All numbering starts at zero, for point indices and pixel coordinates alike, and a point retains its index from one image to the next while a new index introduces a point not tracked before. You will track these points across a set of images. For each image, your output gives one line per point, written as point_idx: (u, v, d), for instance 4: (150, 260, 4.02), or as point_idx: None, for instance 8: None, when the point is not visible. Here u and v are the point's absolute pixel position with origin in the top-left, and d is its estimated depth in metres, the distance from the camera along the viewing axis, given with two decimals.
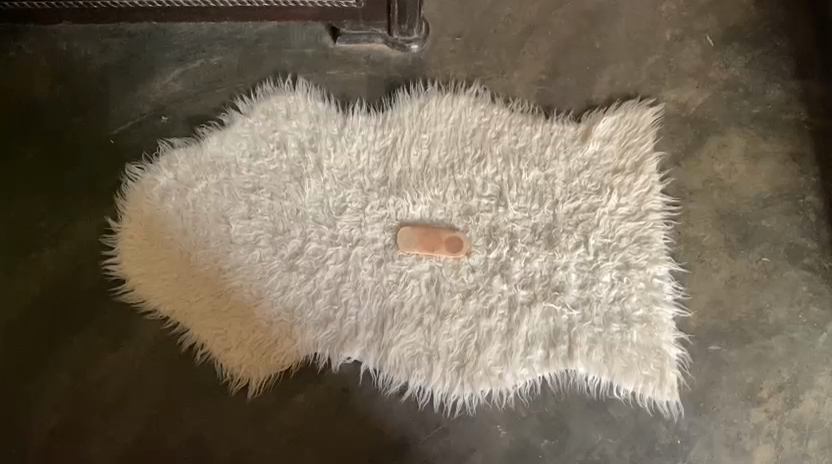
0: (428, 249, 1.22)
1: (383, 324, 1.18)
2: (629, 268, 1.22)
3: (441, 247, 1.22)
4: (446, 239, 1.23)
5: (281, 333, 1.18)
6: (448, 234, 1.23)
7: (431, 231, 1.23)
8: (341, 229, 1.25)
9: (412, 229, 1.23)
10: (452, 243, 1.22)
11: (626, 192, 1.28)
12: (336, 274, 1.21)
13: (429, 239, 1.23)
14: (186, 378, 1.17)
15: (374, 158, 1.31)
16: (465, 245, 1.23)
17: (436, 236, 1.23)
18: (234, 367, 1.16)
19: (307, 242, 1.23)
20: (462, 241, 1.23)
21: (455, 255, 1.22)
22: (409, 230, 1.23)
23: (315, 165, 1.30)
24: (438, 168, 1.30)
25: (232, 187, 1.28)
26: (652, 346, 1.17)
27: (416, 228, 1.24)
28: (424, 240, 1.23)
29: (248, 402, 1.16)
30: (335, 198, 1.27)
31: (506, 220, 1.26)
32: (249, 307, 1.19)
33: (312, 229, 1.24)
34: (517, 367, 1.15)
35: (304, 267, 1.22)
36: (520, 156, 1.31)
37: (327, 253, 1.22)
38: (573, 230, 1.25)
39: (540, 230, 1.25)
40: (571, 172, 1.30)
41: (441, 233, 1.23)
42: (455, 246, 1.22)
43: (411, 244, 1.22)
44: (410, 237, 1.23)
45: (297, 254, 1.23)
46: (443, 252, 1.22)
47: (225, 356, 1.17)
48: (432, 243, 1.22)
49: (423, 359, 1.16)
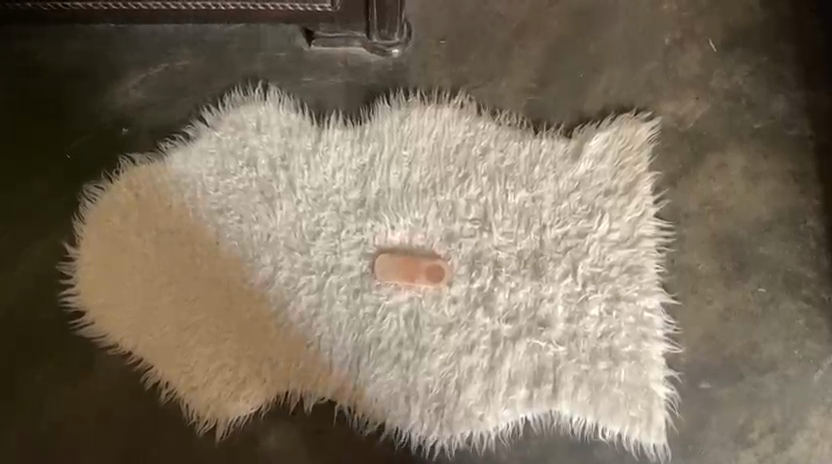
0: (409, 278, 1.15)
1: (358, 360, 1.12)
2: (619, 300, 1.16)
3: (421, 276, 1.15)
4: (428, 267, 1.16)
5: (251, 371, 1.11)
6: (429, 261, 1.16)
7: (412, 258, 1.16)
8: (314, 256, 1.17)
9: (392, 256, 1.16)
10: (434, 270, 1.16)
11: (617, 216, 1.21)
12: (309, 305, 1.14)
13: (410, 267, 1.15)
14: (152, 417, 1.11)
15: (351, 177, 1.22)
16: (447, 273, 1.16)
17: (417, 263, 1.16)
18: (202, 407, 1.11)
19: (278, 270, 1.16)
20: (444, 269, 1.16)
21: (437, 284, 1.15)
22: (389, 257, 1.16)
23: (287, 185, 1.21)
24: (419, 188, 1.21)
25: (198, 209, 1.19)
26: (640, 385, 1.12)
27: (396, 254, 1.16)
28: (404, 268, 1.15)
29: (216, 444, 1.10)
30: (308, 221, 1.19)
31: (490, 247, 1.18)
32: (217, 342, 1.13)
33: (284, 256, 1.17)
34: (499, 407, 1.10)
35: (276, 298, 1.15)
36: (507, 176, 1.22)
37: (300, 282, 1.15)
38: (560, 258, 1.18)
39: (526, 258, 1.18)
40: (561, 193, 1.22)
41: (421, 261, 1.16)
42: (437, 275, 1.16)
43: (390, 273, 1.15)
44: (389, 265, 1.16)
45: (267, 283, 1.15)
46: (424, 281, 1.15)
47: (192, 395, 1.11)
48: (412, 271, 1.15)
49: (400, 399, 1.10)
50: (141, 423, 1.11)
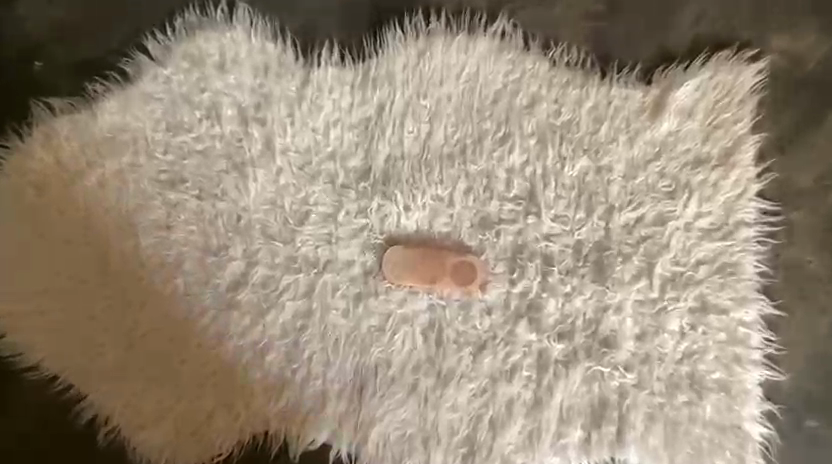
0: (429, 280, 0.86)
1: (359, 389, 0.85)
2: (707, 312, 0.88)
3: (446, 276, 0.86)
4: (456, 266, 0.86)
5: (217, 405, 0.84)
6: (458, 257, 0.86)
7: (435, 253, 0.86)
8: (301, 247, 0.86)
9: (408, 251, 0.86)
10: (463, 270, 0.86)
11: (709, 196, 0.90)
12: (296, 315, 0.85)
13: (431, 266, 0.86)
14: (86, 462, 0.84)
15: (350, 137, 0.89)
16: (479, 275, 0.86)
17: (442, 260, 0.86)
18: (154, 450, 0.84)
19: (253, 266, 0.86)
20: (478, 269, 0.86)
21: (465, 289, 0.86)
22: (404, 250, 0.86)
23: (263, 146, 0.88)
24: (443, 153, 0.89)
25: (141, 180, 0.88)
26: (730, 425, 0.86)
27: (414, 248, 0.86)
28: (424, 267, 0.86)
29: None
30: (293, 198, 0.87)
31: (537, 237, 0.88)
32: (171, 365, 0.85)
33: (260, 247, 0.86)
34: (546, 455, 0.85)
35: (250, 305, 0.85)
36: (563, 137, 0.90)
37: (283, 284, 0.86)
38: (631, 253, 0.88)
39: (586, 252, 0.88)
40: (634, 163, 0.90)
41: (445, 258, 0.86)
42: (467, 276, 0.86)
43: (405, 275, 0.86)
44: (403, 263, 0.86)
45: (238, 285, 0.86)
46: (449, 284, 0.86)
47: (141, 434, 0.84)
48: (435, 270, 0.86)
49: (416, 443, 0.84)
50: None
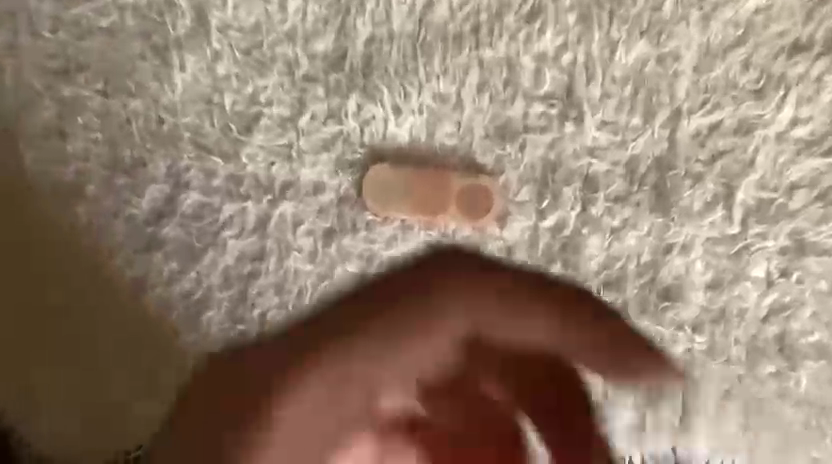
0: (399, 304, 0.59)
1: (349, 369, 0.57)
2: (803, 253, 0.64)
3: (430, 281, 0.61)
4: (460, 193, 0.63)
5: (139, 380, 0.62)
6: (464, 180, 0.63)
7: (433, 175, 0.64)
8: (249, 164, 0.63)
9: (396, 173, 0.63)
10: (472, 198, 0.63)
11: (811, 96, 0.65)
12: (243, 257, 0.62)
13: (428, 193, 0.63)
14: None
15: (316, 8, 0.63)
16: (495, 205, 0.63)
17: (442, 184, 0.63)
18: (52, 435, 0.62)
19: (183, 190, 0.62)
20: (492, 196, 0.63)
21: (477, 224, 0.63)
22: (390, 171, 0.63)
23: (193, 21, 0.62)
24: (447, 34, 0.64)
25: (20, 68, 0.62)
26: None
27: (403, 168, 0.63)
28: (418, 195, 0.63)
29: None
30: (237, 96, 0.63)
31: (576, 152, 0.64)
32: (66, 324, 0.61)
33: (192, 165, 0.63)
34: None
35: (180, 243, 0.62)
36: (614, 12, 0.64)
37: (224, 214, 0.62)
38: (704, 173, 0.65)
39: (641, 172, 0.65)
40: (711, 49, 0.65)
41: (449, 183, 0.63)
42: (477, 206, 0.63)
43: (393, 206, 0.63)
44: (389, 190, 0.63)
45: (162, 215, 0.62)
46: (452, 217, 0.63)
47: (33, 416, 0.62)
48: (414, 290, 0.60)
49: None
50: None
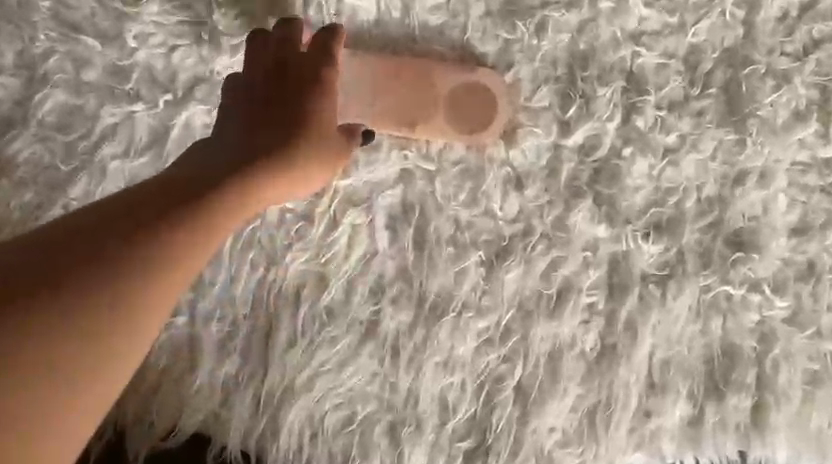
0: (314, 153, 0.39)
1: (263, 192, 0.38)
2: None
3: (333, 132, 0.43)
4: (451, 93, 0.44)
5: None
6: (458, 73, 0.44)
7: (414, 67, 0.44)
8: (140, 49, 0.42)
9: (360, 66, 0.44)
10: (469, 100, 0.44)
11: None
12: (131, 186, 0.42)
13: (407, 94, 0.44)
14: None
15: None
16: (500, 108, 0.44)
17: (427, 81, 0.44)
18: None
19: (41, 86, 0.42)
20: (496, 95, 0.44)
21: (474, 136, 0.44)
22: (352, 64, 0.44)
23: None
24: None
25: None
26: None
27: (370, 60, 0.44)
28: (394, 98, 0.44)
29: None
30: None
31: (616, 38, 0.45)
32: None
33: (53, 49, 0.42)
34: (620, 451, 0.44)
35: (37, 165, 0.42)
36: None
37: (101, 122, 0.42)
38: (793, 71, 0.46)
39: (706, 69, 0.45)
40: None
41: (433, 76, 0.44)
42: (475, 110, 0.44)
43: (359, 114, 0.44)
44: (353, 91, 0.44)
45: (10, 122, 0.42)
46: (443, 129, 0.44)
47: None
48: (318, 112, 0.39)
49: (375, 434, 0.43)
50: None
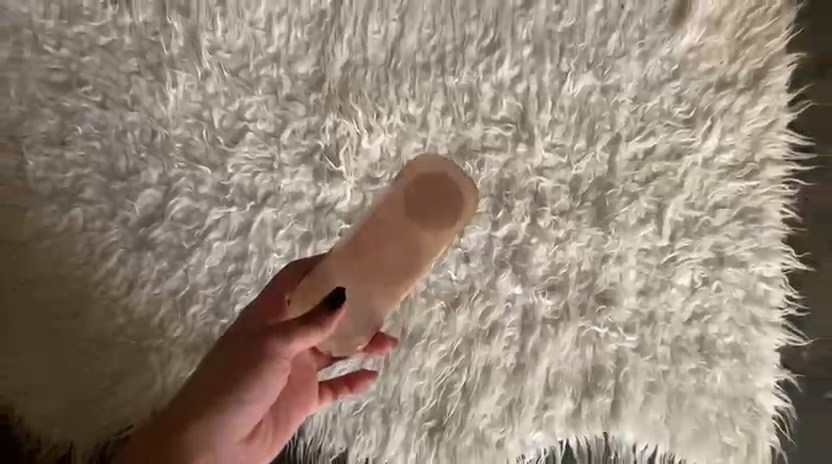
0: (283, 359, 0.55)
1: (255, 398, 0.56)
2: (723, 265, 0.74)
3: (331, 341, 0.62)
4: (421, 206, 0.62)
5: (127, 367, 0.67)
6: (410, 186, 0.63)
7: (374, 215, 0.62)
8: (235, 174, 0.69)
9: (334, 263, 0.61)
10: (413, 203, 0.62)
11: (733, 127, 0.75)
12: (227, 258, 0.68)
13: (394, 236, 0.62)
14: None
15: (299, 36, 0.71)
16: (430, 170, 0.64)
17: (386, 227, 0.61)
18: (19, 410, 0.67)
19: (173, 196, 0.68)
20: (432, 171, 0.63)
21: (446, 196, 0.63)
22: (333, 267, 0.60)
23: (187, 43, 0.70)
24: (416, 63, 0.72)
25: (25, 80, 0.69)
26: (741, 397, 0.73)
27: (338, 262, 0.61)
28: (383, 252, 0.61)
29: None
30: (222, 111, 0.70)
31: (528, 170, 0.72)
32: (54, 305, 0.67)
33: (181, 173, 0.69)
34: (527, 431, 0.70)
35: (169, 244, 0.68)
36: (563, 47, 0.73)
37: (209, 219, 0.68)
38: (639, 193, 0.73)
39: (584, 190, 0.73)
40: (647, 83, 0.74)
41: (381, 217, 0.62)
42: (449, 197, 0.63)
43: (378, 285, 0.62)
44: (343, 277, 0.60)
45: (154, 217, 0.68)
46: (425, 233, 0.62)
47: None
48: (346, 323, 0.62)
49: (373, 416, 0.70)
50: None
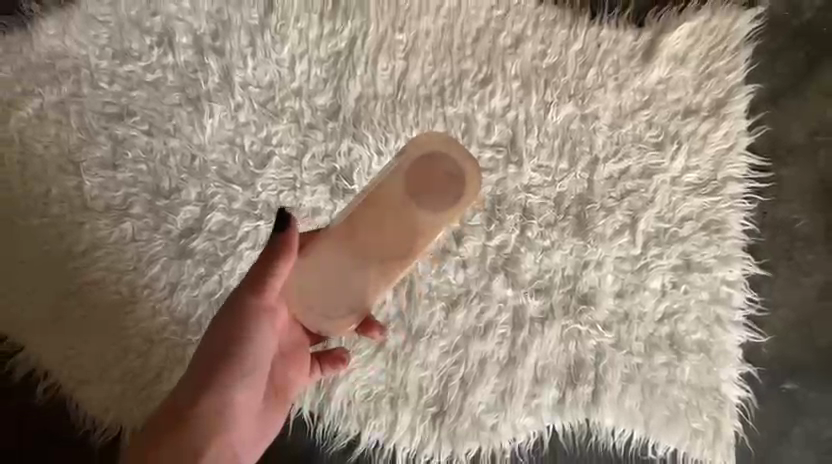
0: (274, 321, 0.63)
1: (258, 367, 0.63)
2: (691, 270, 0.83)
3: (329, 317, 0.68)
4: (419, 186, 0.66)
5: (170, 359, 0.78)
6: (412, 164, 0.66)
7: (374, 194, 0.67)
8: (262, 192, 0.80)
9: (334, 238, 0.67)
10: (415, 182, 0.66)
11: (698, 149, 0.85)
12: None
13: (390, 216, 0.67)
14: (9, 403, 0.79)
15: (318, 73, 0.82)
16: (432, 146, 0.66)
17: (386, 206, 0.66)
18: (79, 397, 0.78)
19: (209, 211, 0.79)
20: (431, 148, 0.66)
21: (447, 177, 0.66)
22: (333, 244, 0.67)
23: (222, 79, 0.81)
24: (420, 95, 0.82)
25: (83, 112, 0.80)
26: (707, 387, 0.83)
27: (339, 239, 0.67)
28: (379, 230, 0.67)
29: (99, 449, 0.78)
30: (252, 138, 0.80)
31: (517, 188, 0.83)
32: (108, 306, 0.78)
33: (217, 191, 0.79)
34: (518, 416, 0.80)
35: (205, 253, 0.79)
36: (547, 81, 0.84)
37: (240, 231, 0.79)
38: (615, 207, 0.83)
39: (567, 205, 0.83)
40: (622, 111, 0.84)
41: (383, 195, 0.66)
42: (448, 178, 0.66)
43: (373, 260, 0.68)
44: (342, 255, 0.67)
45: (193, 229, 0.79)
46: (423, 214, 0.66)
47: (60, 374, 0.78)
48: (346, 298, 0.68)
49: (382, 403, 0.80)
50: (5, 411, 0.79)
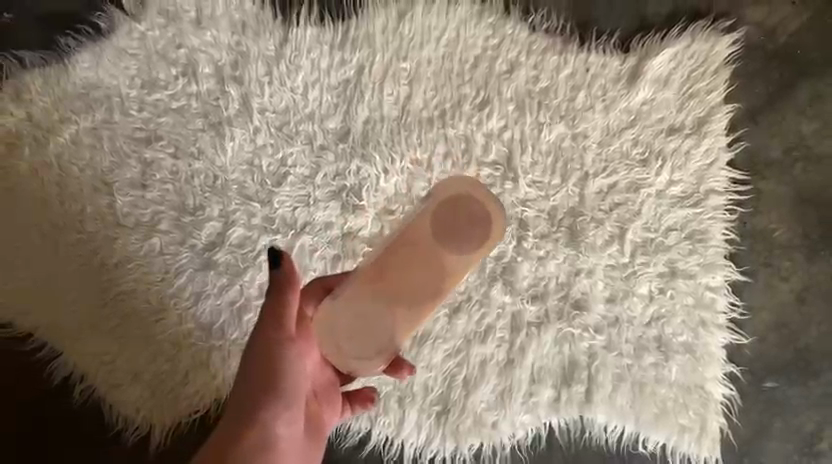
0: (305, 354, 0.67)
1: (295, 398, 0.67)
2: (676, 277, 0.89)
3: (361, 358, 0.70)
4: (445, 229, 0.69)
5: (196, 361, 0.85)
6: (438, 209, 0.70)
7: (402, 233, 0.70)
8: (279, 208, 0.87)
9: (363, 283, 0.69)
10: (440, 226, 0.70)
11: (681, 164, 0.91)
12: None
13: (417, 259, 0.69)
14: (53, 404, 0.86)
15: (329, 98, 0.89)
16: (454, 190, 0.70)
17: (413, 247, 0.69)
18: (116, 397, 0.85)
19: (231, 226, 0.86)
20: (453, 193, 0.70)
21: (469, 222, 0.70)
22: (361, 288, 0.69)
23: (241, 105, 0.88)
24: (422, 117, 0.90)
25: (115, 137, 0.88)
26: (693, 386, 0.89)
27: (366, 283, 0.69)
28: (406, 275, 0.69)
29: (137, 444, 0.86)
30: (269, 159, 0.88)
31: (513, 202, 0.89)
32: (138, 314, 0.86)
33: (237, 208, 0.86)
34: (517, 413, 0.87)
35: (227, 265, 0.85)
36: (540, 103, 0.91)
37: (259, 244, 0.86)
38: (604, 219, 0.90)
39: (559, 218, 0.90)
40: (610, 130, 0.91)
41: (409, 238, 0.70)
42: (469, 222, 0.70)
43: (404, 303, 0.70)
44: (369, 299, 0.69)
45: (216, 243, 0.86)
46: (449, 255, 0.69)
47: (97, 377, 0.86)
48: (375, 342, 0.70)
49: (391, 402, 0.87)
50: (50, 412, 0.86)
